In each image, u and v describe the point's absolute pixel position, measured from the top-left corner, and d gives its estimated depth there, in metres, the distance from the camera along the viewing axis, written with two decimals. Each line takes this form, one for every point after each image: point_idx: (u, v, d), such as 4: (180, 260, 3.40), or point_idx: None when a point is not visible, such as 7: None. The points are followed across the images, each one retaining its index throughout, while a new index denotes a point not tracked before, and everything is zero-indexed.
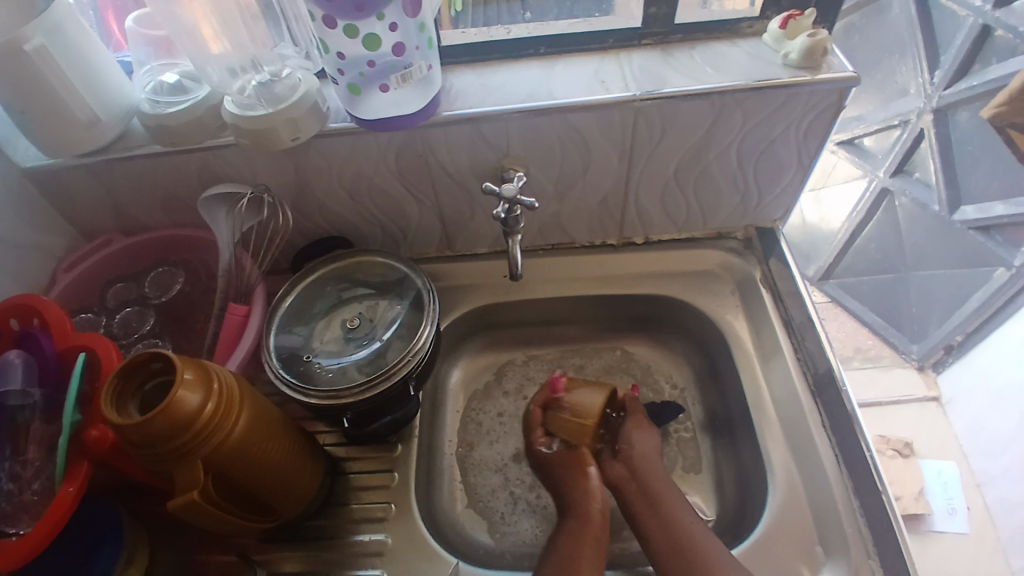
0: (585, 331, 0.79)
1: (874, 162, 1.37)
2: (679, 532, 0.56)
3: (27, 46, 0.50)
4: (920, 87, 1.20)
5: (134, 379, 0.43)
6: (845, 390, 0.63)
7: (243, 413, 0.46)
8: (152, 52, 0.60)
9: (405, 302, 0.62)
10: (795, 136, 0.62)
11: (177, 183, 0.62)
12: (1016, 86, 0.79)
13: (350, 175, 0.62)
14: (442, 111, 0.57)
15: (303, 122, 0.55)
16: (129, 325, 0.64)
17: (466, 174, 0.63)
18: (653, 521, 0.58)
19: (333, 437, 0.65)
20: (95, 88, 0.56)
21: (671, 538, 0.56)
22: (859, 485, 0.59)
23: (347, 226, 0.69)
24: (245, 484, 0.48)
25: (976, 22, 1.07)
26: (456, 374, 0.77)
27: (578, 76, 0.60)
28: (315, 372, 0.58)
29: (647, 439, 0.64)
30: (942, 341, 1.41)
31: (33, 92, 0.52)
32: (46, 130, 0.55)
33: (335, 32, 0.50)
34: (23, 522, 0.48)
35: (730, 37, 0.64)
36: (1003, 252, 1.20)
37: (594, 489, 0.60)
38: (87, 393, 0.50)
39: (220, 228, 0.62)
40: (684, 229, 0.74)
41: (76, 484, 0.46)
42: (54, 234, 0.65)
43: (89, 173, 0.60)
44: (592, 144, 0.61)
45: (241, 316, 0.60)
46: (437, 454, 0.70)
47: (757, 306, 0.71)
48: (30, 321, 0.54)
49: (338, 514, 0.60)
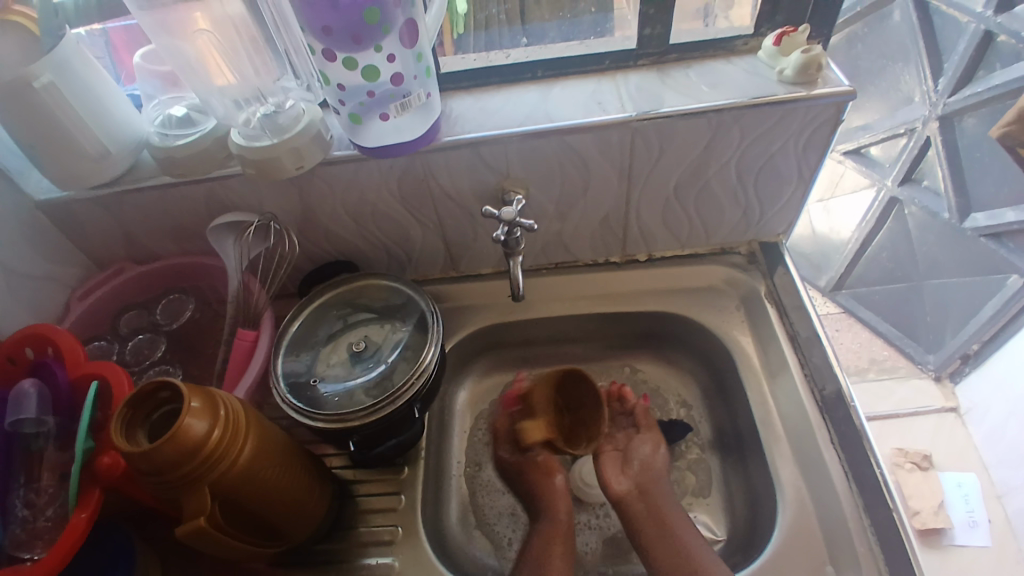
0: (592, 349, 0.79)
1: (881, 171, 1.36)
2: (667, 529, 0.60)
3: (36, 83, 0.52)
4: (923, 95, 1.21)
5: (143, 407, 0.44)
6: (855, 408, 0.61)
7: (248, 438, 0.47)
8: (161, 86, 0.63)
9: (408, 325, 0.63)
10: (794, 149, 0.62)
11: (186, 213, 0.64)
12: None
13: (354, 201, 0.63)
14: (442, 136, 0.58)
15: (305, 151, 0.56)
16: (140, 352, 0.65)
17: (467, 196, 0.64)
18: (649, 520, 0.61)
19: (340, 460, 0.66)
20: (105, 122, 0.57)
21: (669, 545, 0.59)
22: (869, 502, 0.58)
23: (353, 250, 0.70)
24: (258, 509, 0.49)
25: (978, 28, 1.08)
26: (463, 394, 0.77)
27: (576, 99, 0.61)
28: (321, 396, 0.58)
29: (658, 456, 0.67)
30: (959, 351, 1.39)
31: (43, 127, 0.54)
32: (58, 164, 0.57)
33: (335, 65, 0.52)
34: (37, 548, 0.49)
35: (726, 55, 0.64)
36: (1015, 259, 1.18)
37: (560, 494, 0.65)
38: (100, 421, 0.51)
39: (228, 256, 0.64)
40: (687, 245, 0.74)
41: (88, 510, 0.47)
42: (68, 264, 0.66)
43: (100, 204, 0.62)
44: (592, 164, 0.61)
45: (250, 342, 0.61)
46: (444, 474, 0.70)
47: (761, 321, 0.71)
48: (44, 350, 0.55)
49: (346, 537, 0.60)
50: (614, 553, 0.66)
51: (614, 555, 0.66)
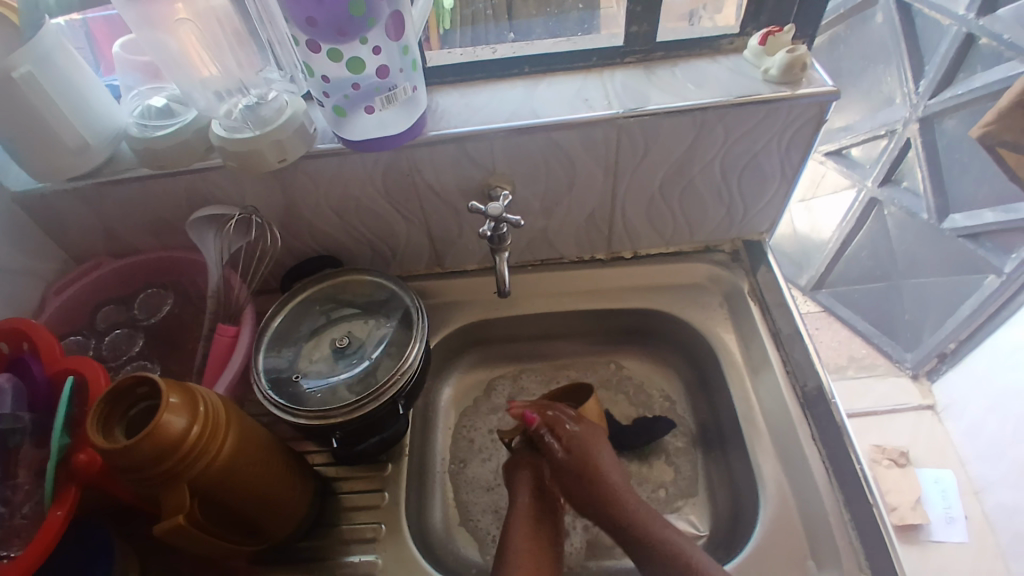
0: (577, 346, 0.79)
1: (862, 171, 1.39)
2: (648, 533, 0.58)
3: (15, 74, 0.50)
4: (904, 97, 1.23)
5: (121, 403, 0.43)
6: (835, 403, 0.62)
7: (228, 434, 0.46)
8: (140, 77, 0.61)
9: (392, 321, 0.63)
10: (778, 148, 0.62)
11: (166, 206, 0.63)
12: (1004, 104, 0.88)
13: (338, 195, 0.62)
14: (428, 130, 0.58)
15: (288, 144, 0.55)
16: (118, 347, 0.64)
17: (453, 192, 0.63)
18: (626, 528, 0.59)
19: (322, 457, 0.65)
20: (84, 114, 0.56)
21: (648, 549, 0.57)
22: (850, 497, 0.58)
23: (337, 245, 0.69)
24: (238, 507, 0.48)
25: (959, 31, 1.10)
26: (447, 391, 0.77)
27: (563, 95, 0.61)
28: (303, 392, 0.57)
29: (602, 454, 0.63)
30: (936, 348, 1.41)
31: (19, 117, 0.53)
32: (35, 155, 0.55)
33: (320, 56, 0.51)
34: (13, 545, 0.48)
35: (711, 53, 0.65)
36: (993, 259, 1.20)
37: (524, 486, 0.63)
38: (77, 417, 0.50)
39: (208, 249, 0.63)
40: (671, 243, 0.75)
41: (64, 508, 0.46)
42: (44, 258, 0.65)
43: (78, 197, 0.60)
44: (577, 161, 0.61)
45: (230, 338, 0.60)
46: (428, 470, 0.70)
47: (745, 318, 0.71)
48: (20, 346, 0.54)
49: (329, 534, 0.60)
50: (600, 548, 0.66)
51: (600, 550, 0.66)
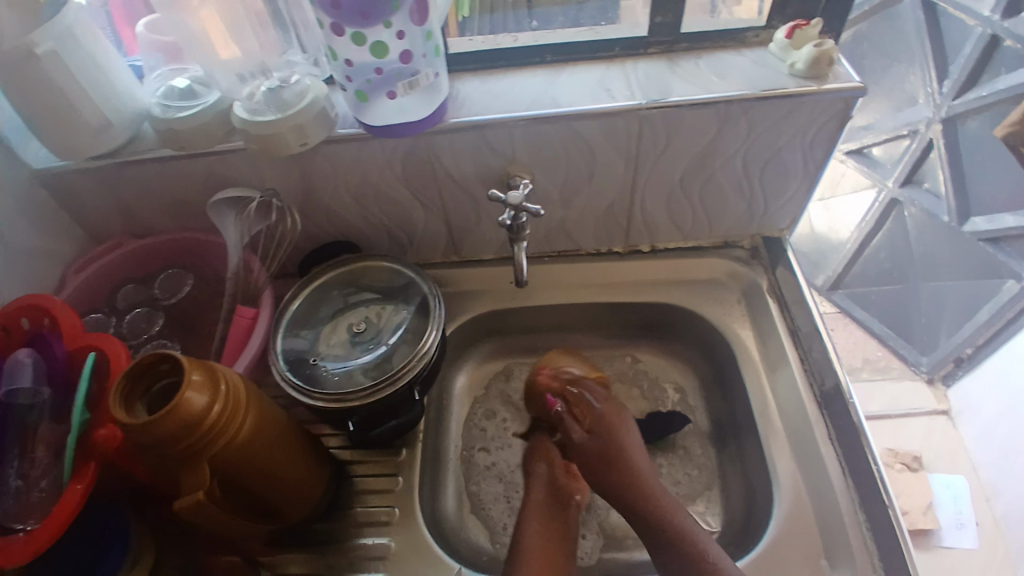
0: (591, 338, 0.79)
1: (883, 171, 1.36)
2: (677, 528, 0.57)
3: (38, 51, 0.51)
4: (927, 97, 1.21)
5: (143, 379, 0.43)
6: (851, 399, 0.61)
7: (248, 413, 0.46)
8: (162, 57, 0.59)
9: (410, 308, 0.63)
10: (802, 144, 0.62)
11: (187, 188, 0.63)
12: None
13: (357, 180, 0.62)
14: (449, 117, 0.57)
15: (309, 128, 0.55)
16: (137, 327, 0.65)
17: (472, 180, 0.63)
18: (653, 522, 0.59)
19: (337, 440, 0.65)
20: (106, 93, 0.56)
21: (672, 537, 0.57)
22: (865, 495, 0.58)
23: (354, 231, 0.69)
24: (257, 487, 0.49)
25: (984, 32, 1.08)
26: (461, 378, 0.77)
27: (584, 84, 0.60)
28: (321, 375, 0.58)
29: (629, 436, 0.65)
30: (953, 353, 1.40)
31: (42, 94, 0.53)
32: (55, 132, 0.56)
33: (342, 39, 0.52)
34: (30, 520, 0.48)
35: (737, 46, 0.64)
36: (1014, 263, 1.19)
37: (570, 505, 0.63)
38: (97, 394, 0.50)
39: (229, 232, 0.64)
40: (689, 237, 0.74)
41: (83, 482, 0.47)
42: (65, 235, 0.65)
43: (100, 176, 0.61)
44: (598, 151, 0.61)
45: (249, 319, 0.60)
46: (442, 457, 0.70)
47: (762, 315, 0.71)
48: (40, 322, 0.54)
49: (342, 517, 0.60)
50: (609, 539, 0.66)
51: (608, 542, 0.66)
